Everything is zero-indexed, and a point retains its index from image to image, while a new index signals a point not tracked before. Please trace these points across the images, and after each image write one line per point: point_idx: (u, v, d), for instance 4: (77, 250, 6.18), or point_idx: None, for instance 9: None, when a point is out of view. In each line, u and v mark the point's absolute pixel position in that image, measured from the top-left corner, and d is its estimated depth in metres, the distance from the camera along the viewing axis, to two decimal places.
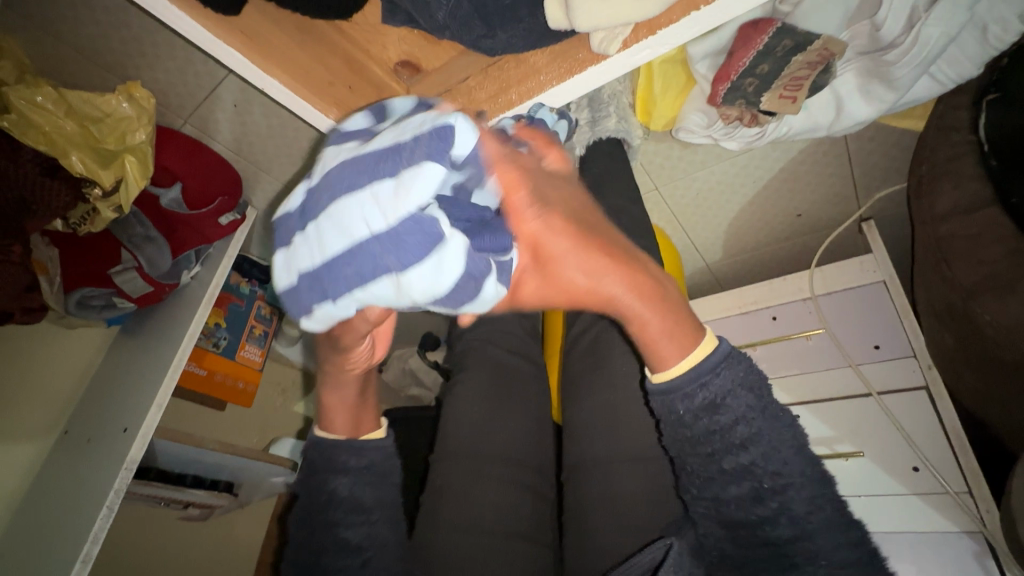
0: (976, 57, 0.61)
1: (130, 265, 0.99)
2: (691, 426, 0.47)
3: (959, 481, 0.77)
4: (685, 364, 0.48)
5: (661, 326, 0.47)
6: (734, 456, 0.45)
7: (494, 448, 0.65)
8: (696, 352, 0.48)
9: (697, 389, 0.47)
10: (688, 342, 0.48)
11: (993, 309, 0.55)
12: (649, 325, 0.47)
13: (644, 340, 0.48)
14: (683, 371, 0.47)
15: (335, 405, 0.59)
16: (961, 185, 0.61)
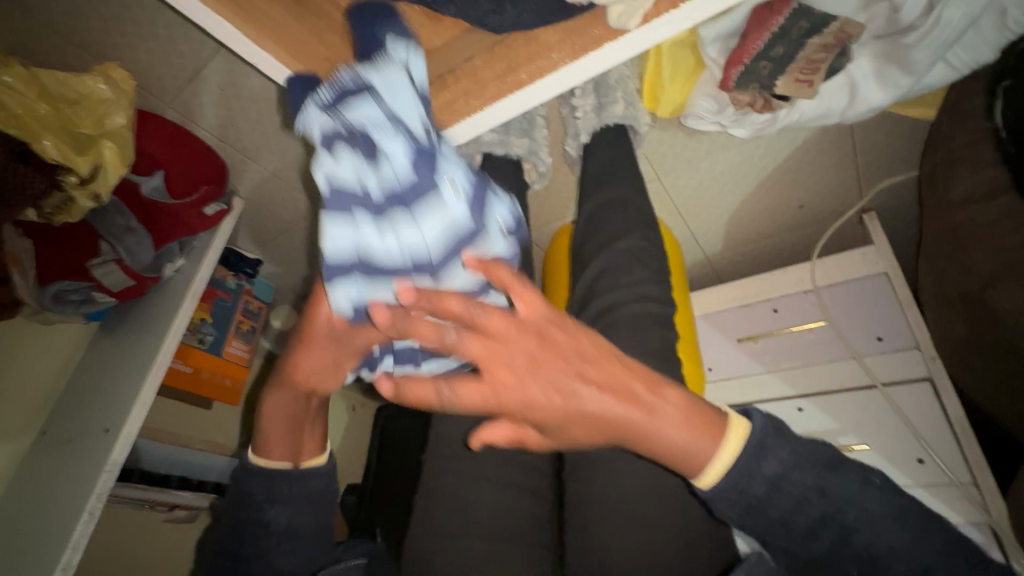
0: (993, 42, 0.60)
1: (110, 256, 0.94)
2: (755, 509, 0.42)
3: (963, 471, 0.77)
4: (721, 469, 0.42)
5: (682, 431, 0.42)
6: (808, 525, 0.41)
7: (492, 444, 0.62)
8: (732, 444, 0.42)
9: (744, 481, 0.42)
10: (717, 432, 0.43)
11: (1012, 297, 0.54)
12: (667, 437, 0.42)
13: (675, 455, 0.43)
14: (722, 468, 0.42)
15: (276, 436, 0.62)
16: (978, 172, 0.59)
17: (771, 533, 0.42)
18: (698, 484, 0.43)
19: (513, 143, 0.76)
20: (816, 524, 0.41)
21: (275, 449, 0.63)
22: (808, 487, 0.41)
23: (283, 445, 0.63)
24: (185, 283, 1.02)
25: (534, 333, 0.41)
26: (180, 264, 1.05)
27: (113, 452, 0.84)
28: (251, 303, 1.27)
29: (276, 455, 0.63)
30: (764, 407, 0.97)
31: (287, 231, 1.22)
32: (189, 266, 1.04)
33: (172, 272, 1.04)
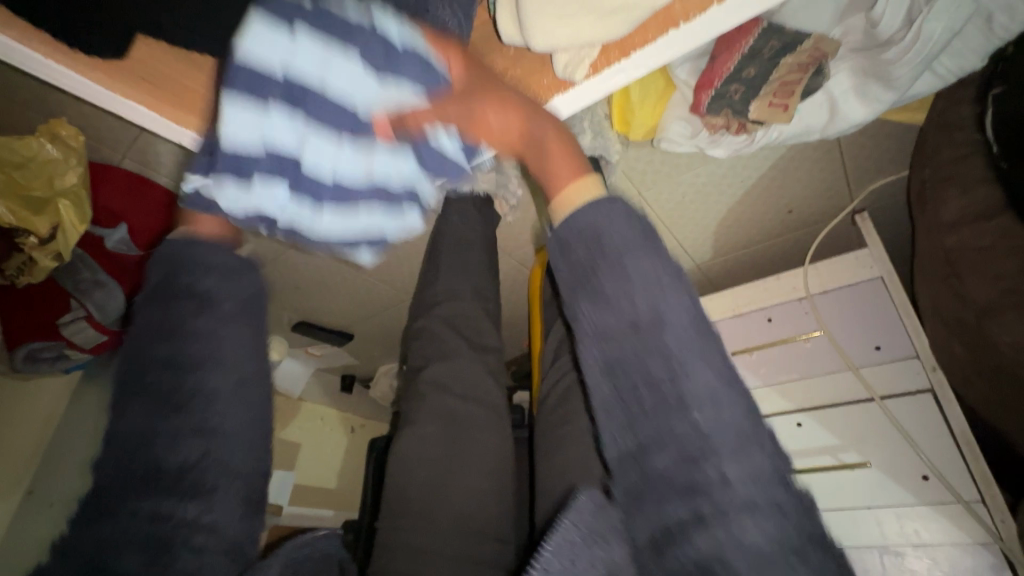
0: (978, 50, 0.55)
1: (80, 314, 0.92)
2: (591, 286, 0.42)
3: (971, 489, 0.74)
4: (583, 199, 0.46)
5: (564, 168, 0.50)
6: (636, 320, 0.39)
7: (459, 509, 0.57)
8: (587, 186, 0.47)
9: (588, 211, 0.44)
10: (579, 172, 0.49)
11: (1013, 329, 0.51)
12: (555, 168, 0.50)
13: (547, 171, 0.51)
14: (582, 196, 0.46)
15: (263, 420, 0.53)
16: (968, 191, 0.56)
17: (587, 308, 0.42)
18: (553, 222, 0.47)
19: (480, 182, 0.80)
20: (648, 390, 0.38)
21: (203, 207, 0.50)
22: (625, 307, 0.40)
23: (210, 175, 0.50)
24: None
25: (462, 92, 0.49)
26: None
27: None
28: None
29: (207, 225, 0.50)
30: (764, 423, 0.94)
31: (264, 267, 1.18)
32: None
33: None
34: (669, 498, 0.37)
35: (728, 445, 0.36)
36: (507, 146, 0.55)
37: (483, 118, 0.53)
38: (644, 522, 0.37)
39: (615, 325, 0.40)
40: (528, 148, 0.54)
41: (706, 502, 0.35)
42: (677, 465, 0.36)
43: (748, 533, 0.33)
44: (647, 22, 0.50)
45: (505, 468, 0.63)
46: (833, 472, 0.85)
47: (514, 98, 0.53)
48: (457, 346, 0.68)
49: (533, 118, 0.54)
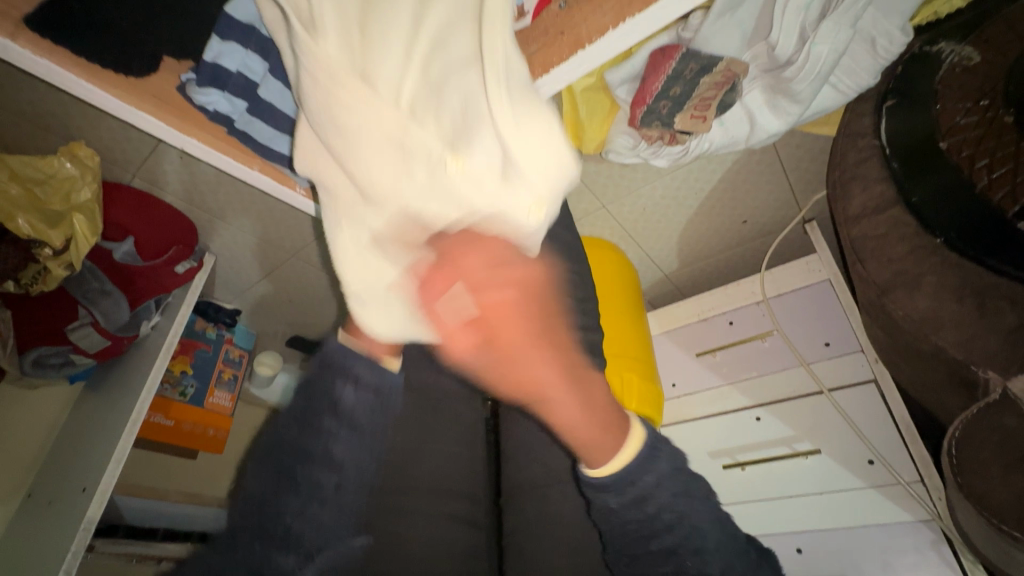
0: (870, 69, 0.64)
1: (87, 320, 0.99)
2: (627, 518, 0.54)
3: (910, 470, 0.79)
4: (616, 463, 0.54)
5: (586, 430, 0.54)
6: (660, 537, 0.53)
7: (430, 471, 0.65)
8: (630, 448, 0.55)
9: (627, 485, 0.54)
10: (620, 436, 0.55)
11: (904, 304, 0.59)
12: (572, 425, 0.55)
13: (581, 443, 0.55)
14: (615, 469, 0.54)
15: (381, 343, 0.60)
16: (868, 188, 0.65)
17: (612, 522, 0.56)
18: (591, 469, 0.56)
19: None
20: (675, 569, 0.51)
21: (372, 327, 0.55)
22: (661, 523, 0.53)
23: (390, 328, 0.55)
24: (160, 340, 1.07)
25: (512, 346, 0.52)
26: (156, 321, 1.10)
27: (89, 510, 0.89)
28: (231, 351, 1.34)
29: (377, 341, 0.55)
30: (726, 419, 1.00)
31: (260, 282, 1.26)
32: (164, 323, 1.09)
33: (148, 329, 1.09)
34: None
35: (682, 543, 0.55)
36: (524, 394, 0.55)
37: (518, 375, 0.53)
38: None
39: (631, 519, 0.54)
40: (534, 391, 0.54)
41: None
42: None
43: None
44: None
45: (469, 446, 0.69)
46: (789, 461, 0.90)
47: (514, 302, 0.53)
48: None
49: (545, 391, 0.54)
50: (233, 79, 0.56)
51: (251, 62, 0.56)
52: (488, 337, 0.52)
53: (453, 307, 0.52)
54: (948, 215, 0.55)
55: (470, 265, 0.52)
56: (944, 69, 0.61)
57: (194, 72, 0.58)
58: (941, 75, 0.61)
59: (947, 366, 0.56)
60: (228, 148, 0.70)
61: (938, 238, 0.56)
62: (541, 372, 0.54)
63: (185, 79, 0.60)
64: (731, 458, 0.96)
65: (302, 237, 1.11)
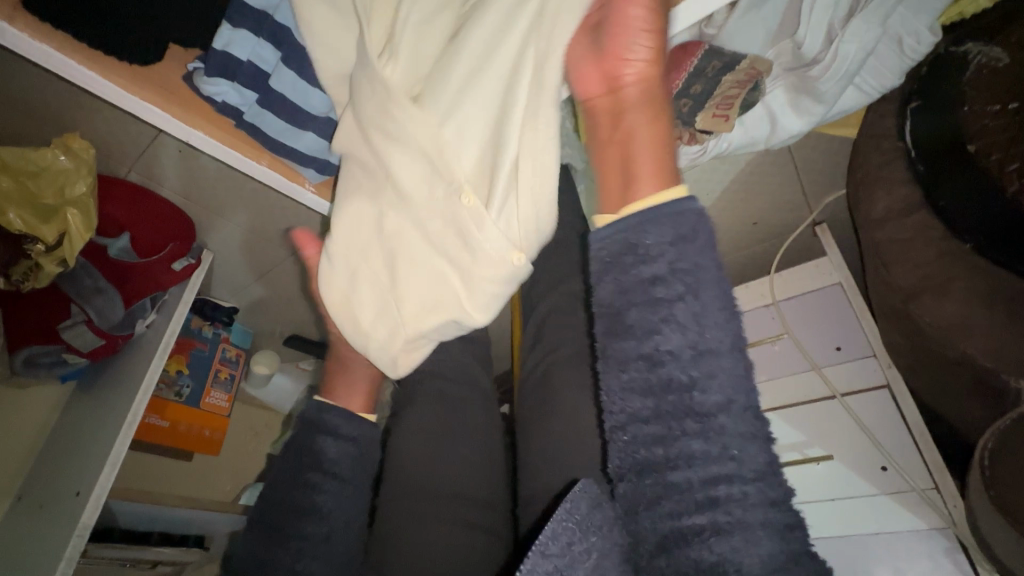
0: (896, 69, 0.63)
1: (79, 319, 0.95)
2: None
3: (925, 477, 0.77)
4: (667, 199, 0.47)
5: (644, 174, 0.49)
6: None
7: (442, 481, 0.62)
8: (667, 192, 0.47)
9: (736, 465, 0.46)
10: (662, 181, 0.48)
11: (932, 310, 0.58)
12: (639, 169, 0.49)
13: (618, 201, 0.51)
14: (643, 207, 0.47)
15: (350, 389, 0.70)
16: (893, 191, 0.63)
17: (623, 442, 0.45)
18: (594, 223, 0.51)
19: None
20: None
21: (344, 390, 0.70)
22: None
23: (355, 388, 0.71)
24: (157, 339, 1.04)
25: (617, 103, 0.51)
26: (152, 319, 1.07)
27: (83, 516, 0.86)
28: (228, 351, 1.31)
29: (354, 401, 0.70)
30: None
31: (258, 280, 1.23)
32: (160, 321, 1.06)
33: (143, 328, 1.06)
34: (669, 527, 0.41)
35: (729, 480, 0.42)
36: (605, 178, 0.52)
37: (617, 142, 0.51)
38: None
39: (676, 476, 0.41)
40: (619, 103, 0.51)
41: None
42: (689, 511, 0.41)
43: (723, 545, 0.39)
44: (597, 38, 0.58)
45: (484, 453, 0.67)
46: (801, 467, 0.89)
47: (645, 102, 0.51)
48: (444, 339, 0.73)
49: (643, 179, 0.48)
50: (244, 67, 0.55)
51: (262, 50, 0.55)
52: (617, 113, 0.51)
53: (581, 75, 0.52)
54: (978, 220, 0.54)
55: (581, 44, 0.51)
56: (971, 70, 0.59)
57: (204, 61, 0.57)
58: (967, 76, 0.59)
59: (968, 371, 0.56)
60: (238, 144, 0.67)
61: (967, 242, 0.55)
62: (632, 117, 0.50)
63: (191, 68, 0.58)
64: None
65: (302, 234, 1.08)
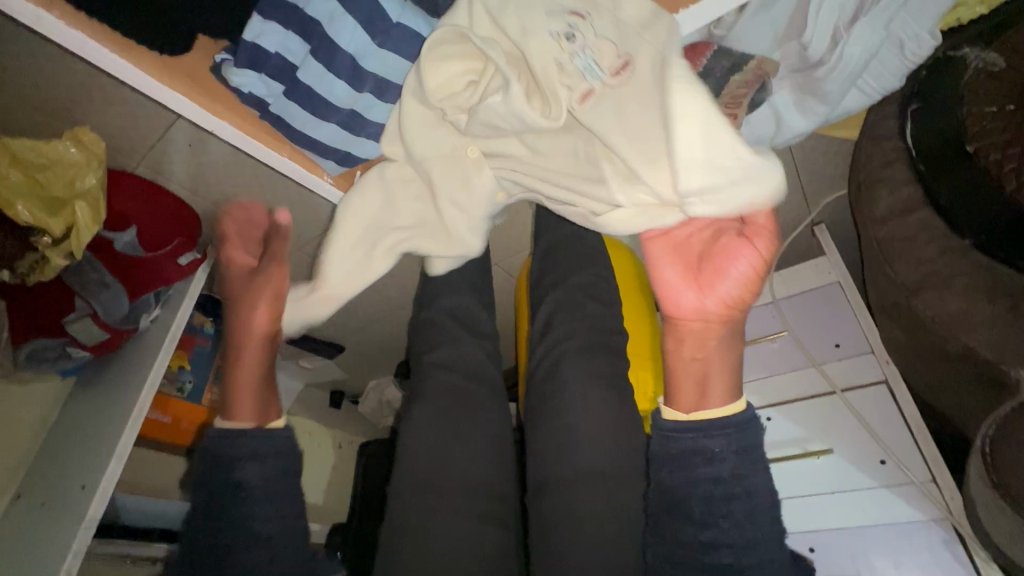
0: (897, 72, 0.65)
1: (85, 312, 0.94)
2: (695, 518, 0.52)
3: (923, 470, 0.80)
4: (714, 413, 0.56)
5: (715, 376, 0.59)
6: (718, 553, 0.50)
7: (452, 474, 0.62)
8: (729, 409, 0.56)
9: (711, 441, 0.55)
10: (730, 397, 0.58)
11: (933, 305, 0.59)
12: (709, 374, 0.59)
13: (699, 381, 0.59)
14: (719, 415, 0.56)
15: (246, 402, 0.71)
16: (895, 191, 0.65)
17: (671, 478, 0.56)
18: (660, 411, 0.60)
19: None
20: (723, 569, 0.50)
21: (240, 406, 0.71)
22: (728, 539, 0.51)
23: (249, 376, 0.73)
24: (162, 333, 1.04)
25: (698, 314, 0.62)
26: (156, 314, 1.07)
27: (90, 508, 0.85)
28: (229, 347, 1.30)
29: (241, 413, 0.71)
30: None
31: None
32: (165, 316, 1.06)
33: (148, 322, 1.05)
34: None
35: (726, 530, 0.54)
36: (680, 322, 0.63)
37: (691, 304, 0.61)
38: None
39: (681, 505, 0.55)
40: (688, 330, 0.62)
41: None
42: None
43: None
44: None
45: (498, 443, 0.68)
46: (801, 461, 0.91)
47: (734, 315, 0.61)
48: (455, 331, 0.74)
49: (699, 331, 0.62)
50: (272, 60, 0.56)
51: (290, 43, 0.55)
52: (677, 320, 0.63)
53: (693, 292, 0.61)
54: (979, 218, 0.56)
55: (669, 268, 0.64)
56: (969, 73, 0.61)
57: (231, 52, 0.58)
58: (966, 79, 0.61)
59: (969, 363, 0.58)
60: (257, 132, 0.69)
61: (968, 239, 0.57)
62: (712, 346, 0.61)
63: (219, 59, 0.59)
64: None
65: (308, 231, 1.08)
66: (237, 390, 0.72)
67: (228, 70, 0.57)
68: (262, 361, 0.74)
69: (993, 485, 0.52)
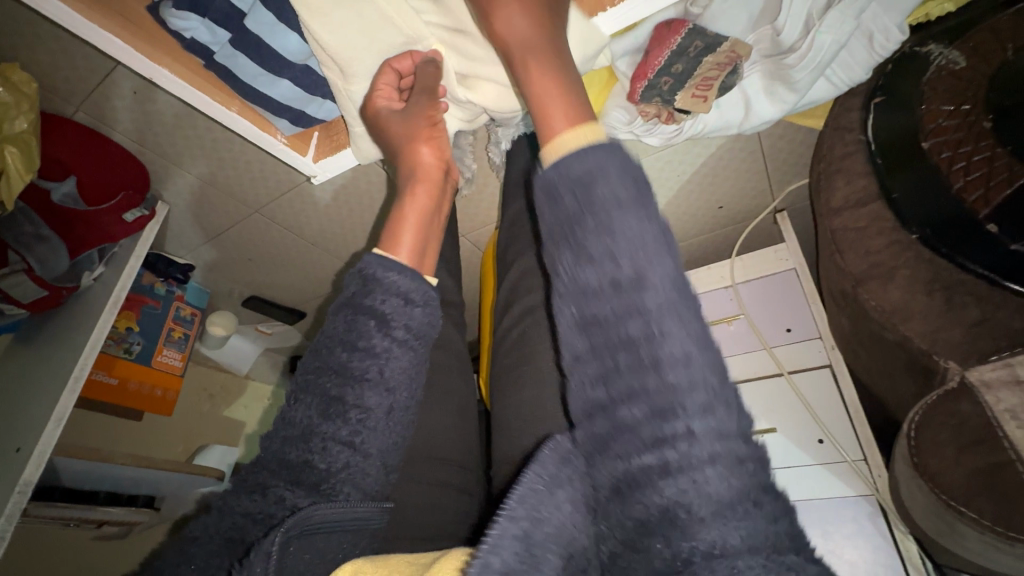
0: (864, 63, 0.64)
1: (18, 266, 0.90)
2: (595, 321, 0.34)
3: (856, 449, 0.85)
4: (581, 141, 0.38)
5: (543, 83, 0.43)
6: (647, 416, 0.32)
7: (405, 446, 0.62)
8: (585, 135, 0.38)
9: (619, 204, 0.35)
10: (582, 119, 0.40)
11: (878, 295, 0.61)
12: (534, 76, 0.44)
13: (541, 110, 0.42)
14: (568, 135, 0.38)
15: (403, 229, 0.54)
16: (852, 182, 0.67)
17: (567, 257, 0.36)
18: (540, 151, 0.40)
19: None
20: (642, 437, 0.32)
21: (398, 236, 0.54)
22: (652, 383, 0.32)
23: (410, 234, 0.54)
24: (104, 294, 0.99)
25: (512, 39, 0.46)
26: (100, 272, 1.02)
27: (24, 473, 0.82)
28: (182, 310, 1.27)
29: (402, 247, 0.53)
30: None
31: (221, 237, 1.19)
32: (109, 275, 1.01)
33: (90, 280, 1.01)
34: (633, 451, 0.32)
35: (650, 238, 0.35)
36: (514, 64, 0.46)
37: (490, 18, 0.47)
38: (619, 528, 0.32)
39: (593, 276, 0.34)
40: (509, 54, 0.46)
41: (671, 451, 0.31)
42: (646, 419, 0.32)
43: (710, 437, 0.31)
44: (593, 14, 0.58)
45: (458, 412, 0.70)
46: None
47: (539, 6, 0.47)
48: None
49: (531, 36, 0.46)
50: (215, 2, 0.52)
51: None
52: (511, 56, 0.46)
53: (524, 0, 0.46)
54: (929, 213, 0.58)
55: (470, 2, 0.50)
56: (931, 71, 0.63)
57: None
58: (928, 77, 0.63)
59: (905, 353, 0.59)
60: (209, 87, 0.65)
61: (914, 234, 0.59)
62: (518, 22, 0.46)
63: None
64: None
65: (268, 193, 1.04)
66: (394, 222, 0.55)
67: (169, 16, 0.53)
68: (429, 207, 0.57)
69: (918, 467, 0.55)
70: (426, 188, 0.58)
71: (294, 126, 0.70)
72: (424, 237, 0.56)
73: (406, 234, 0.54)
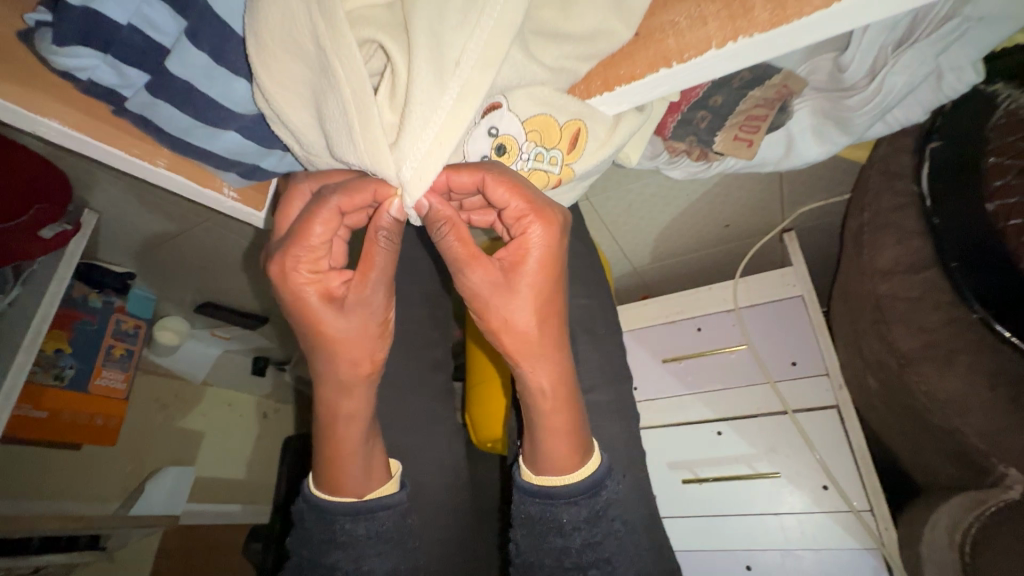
0: (927, 103, 0.55)
1: None
2: (569, 538, 0.47)
3: (862, 499, 0.82)
4: (567, 479, 0.48)
5: (566, 426, 0.49)
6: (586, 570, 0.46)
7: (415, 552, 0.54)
8: (586, 462, 0.49)
9: (587, 499, 0.48)
10: (580, 452, 0.49)
11: (930, 381, 0.56)
12: (553, 415, 0.49)
13: (545, 434, 0.49)
14: (581, 477, 0.48)
15: (350, 470, 0.50)
16: (903, 241, 0.61)
17: None
18: (535, 479, 0.50)
19: None
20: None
21: (346, 477, 0.50)
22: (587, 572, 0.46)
23: (355, 464, 0.50)
24: (21, 324, 0.83)
25: (529, 354, 0.48)
26: (16, 294, 0.87)
27: None
28: (124, 322, 1.12)
29: (352, 487, 0.51)
30: (685, 430, 0.98)
31: (163, 245, 1.03)
32: (27, 298, 0.85)
33: (4, 304, 0.85)
34: None
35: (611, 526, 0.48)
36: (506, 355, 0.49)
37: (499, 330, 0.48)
38: None
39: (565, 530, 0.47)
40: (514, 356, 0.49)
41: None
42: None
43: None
44: (636, 54, 0.44)
45: (452, 487, 0.61)
46: (747, 479, 0.91)
47: (552, 335, 0.49)
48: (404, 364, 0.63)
49: (539, 351, 0.48)
50: (124, 35, 0.35)
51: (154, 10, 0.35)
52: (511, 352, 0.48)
53: (529, 324, 0.47)
54: (992, 284, 0.50)
55: (473, 274, 0.45)
56: (998, 115, 0.54)
57: (49, 17, 0.36)
58: (992, 121, 0.54)
59: (950, 441, 0.56)
60: (122, 130, 0.48)
61: (976, 312, 0.51)
62: (525, 322, 0.47)
63: (33, 22, 0.36)
64: (691, 473, 0.96)
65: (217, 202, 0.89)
66: (332, 459, 0.50)
67: (45, 50, 0.36)
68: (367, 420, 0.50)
69: None
70: (360, 453, 0.50)
71: (243, 177, 0.55)
72: (378, 451, 0.52)
73: (355, 472, 0.50)
